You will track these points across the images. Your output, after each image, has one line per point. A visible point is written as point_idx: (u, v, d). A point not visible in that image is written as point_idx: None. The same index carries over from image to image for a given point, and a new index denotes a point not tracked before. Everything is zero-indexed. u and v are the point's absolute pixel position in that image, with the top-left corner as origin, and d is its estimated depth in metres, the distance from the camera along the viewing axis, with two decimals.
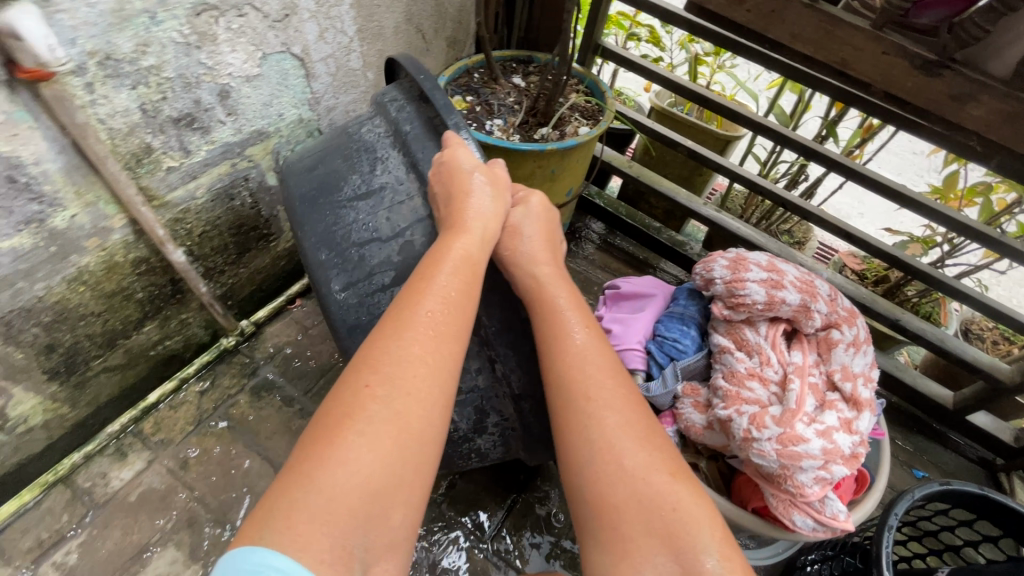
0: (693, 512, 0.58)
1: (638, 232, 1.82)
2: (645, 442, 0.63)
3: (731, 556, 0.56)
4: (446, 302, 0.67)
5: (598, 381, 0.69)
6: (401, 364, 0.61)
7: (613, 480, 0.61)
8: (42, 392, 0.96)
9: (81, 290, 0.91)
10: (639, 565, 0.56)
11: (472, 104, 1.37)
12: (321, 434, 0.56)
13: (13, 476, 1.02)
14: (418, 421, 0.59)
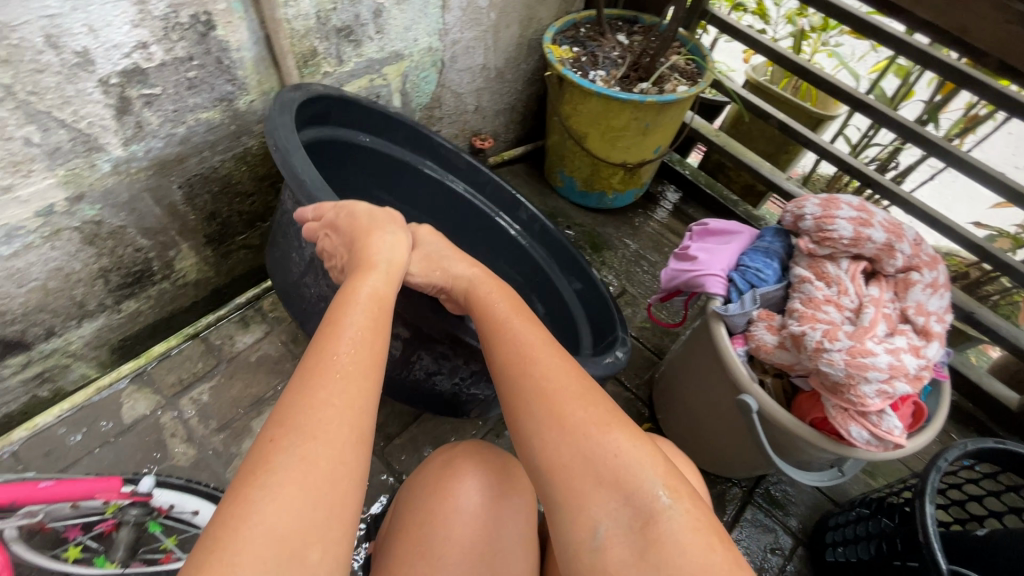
0: (636, 457, 0.59)
1: (715, 203, 1.86)
2: (583, 403, 0.63)
3: (674, 486, 0.58)
4: (349, 338, 0.59)
5: (527, 354, 0.69)
6: (309, 405, 0.51)
7: (558, 444, 0.61)
8: (200, 253, 1.14)
9: (243, 169, 1.07)
10: (596, 511, 0.57)
11: (579, 54, 1.45)
12: (224, 513, 0.44)
13: (166, 322, 1.20)
14: (329, 455, 0.49)
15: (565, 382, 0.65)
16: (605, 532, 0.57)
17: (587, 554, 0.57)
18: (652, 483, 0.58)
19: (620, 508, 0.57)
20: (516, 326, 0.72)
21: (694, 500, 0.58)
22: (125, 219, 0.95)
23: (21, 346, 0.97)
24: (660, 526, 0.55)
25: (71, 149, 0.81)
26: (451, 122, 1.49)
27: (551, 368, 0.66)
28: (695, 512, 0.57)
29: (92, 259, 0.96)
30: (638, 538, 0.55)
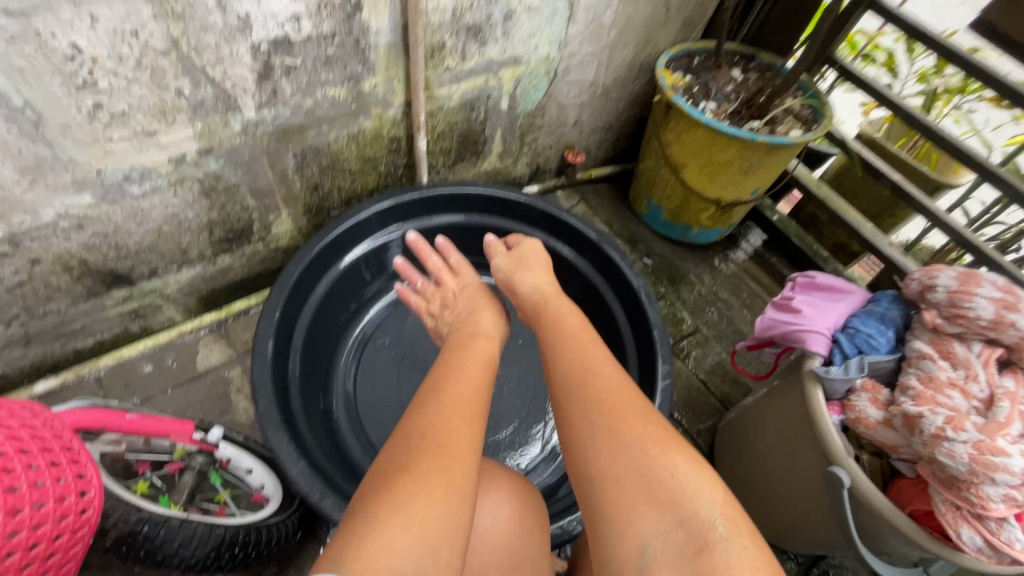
0: (695, 483, 0.63)
1: (803, 255, 1.78)
2: (640, 421, 0.70)
3: (733, 517, 0.61)
4: (464, 388, 0.77)
5: (581, 371, 0.79)
6: (438, 429, 0.67)
7: (612, 458, 0.67)
8: (296, 221, 1.17)
9: (352, 147, 1.10)
10: (643, 530, 0.62)
11: (692, 84, 1.41)
12: (379, 506, 0.58)
13: (250, 282, 1.24)
14: (460, 472, 0.64)
15: (619, 399, 0.73)
16: (652, 552, 0.60)
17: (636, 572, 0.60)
18: (711, 508, 0.61)
19: (673, 530, 0.61)
20: (564, 351, 0.84)
21: (754, 537, 0.61)
22: (240, 179, 0.99)
23: (127, 281, 1.03)
24: (716, 553, 0.58)
25: (211, 105, 0.85)
26: (549, 132, 1.49)
27: (605, 384, 0.76)
28: (756, 550, 0.59)
29: (204, 211, 1.01)
30: (688, 563, 0.58)
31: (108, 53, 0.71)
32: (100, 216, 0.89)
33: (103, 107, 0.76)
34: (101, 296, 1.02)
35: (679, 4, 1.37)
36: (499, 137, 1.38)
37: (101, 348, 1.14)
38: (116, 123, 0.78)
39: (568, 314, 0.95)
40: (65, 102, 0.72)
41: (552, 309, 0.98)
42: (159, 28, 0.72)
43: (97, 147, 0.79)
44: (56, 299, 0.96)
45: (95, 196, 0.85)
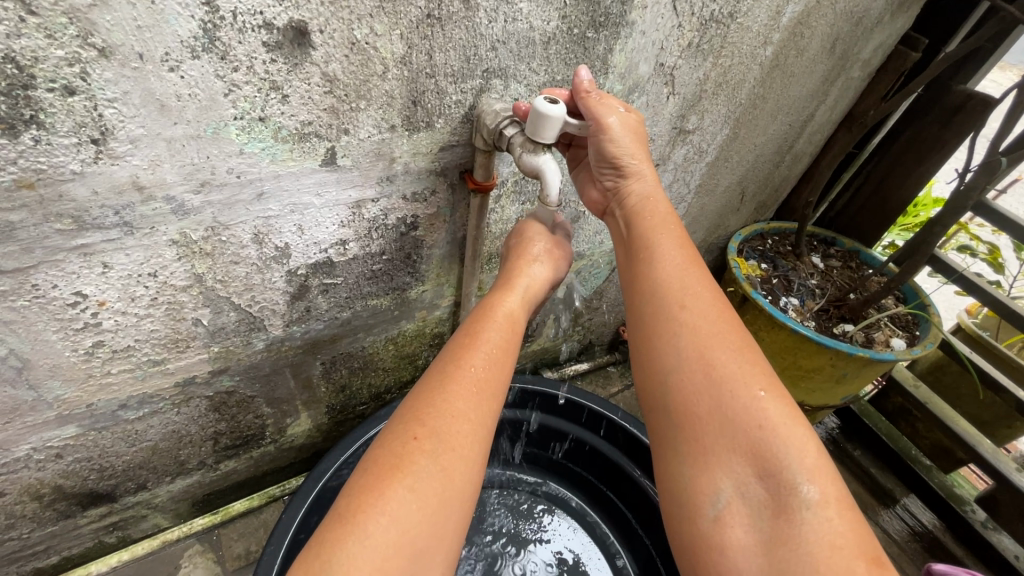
0: (788, 433, 0.53)
1: (898, 459, 1.50)
2: (736, 350, 0.58)
3: (825, 485, 0.51)
4: (486, 350, 0.61)
5: (676, 276, 0.63)
6: (447, 414, 0.54)
7: (699, 395, 0.56)
8: (316, 421, 1.02)
9: (389, 347, 0.97)
10: (719, 479, 0.54)
11: (770, 274, 1.28)
12: (364, 515, 0.46)
13: (256, 480, 1.07)
14: (461, 472, 0.52)
15: (720, 321, 0.60)
16: (726, 506, 0.53)
17: (704, 522, 0.54)
18: (798, 467, 0.52)
19: (752, 484, 0.53)
20: (661, 233, 0.67)
21: (844, 503, 0.51)
22: (256, 390, 0.86)
23: (108, 497, 0.87)
24: (796, 525, 0.50)
25: (233, 329, 0.74)
26: (606, 312, 1.36)
27: (700, 298, 0.61)
28: (845, 525, 0.49)
29: (211, 423, 0.87)
30: (766, 526, 0.51)
31: (118, 296, 0.61)
32: (85, 443, 0.75)
33: (103, 345, 0.64)
34: (74, 515, 0.86)
35: (754, 191, 1.27)
36: (552, 320, 1.24)
37: (66, 561, 0.96)
38: (118, 357, 0.67)
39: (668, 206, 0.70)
40: (58, 346, 0.61)
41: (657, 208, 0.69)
42: (182, 267, 0.62)
43: (90, 383, 0.67)
44: (18, 526, 0.81)
45: (81, 425, 0.72)
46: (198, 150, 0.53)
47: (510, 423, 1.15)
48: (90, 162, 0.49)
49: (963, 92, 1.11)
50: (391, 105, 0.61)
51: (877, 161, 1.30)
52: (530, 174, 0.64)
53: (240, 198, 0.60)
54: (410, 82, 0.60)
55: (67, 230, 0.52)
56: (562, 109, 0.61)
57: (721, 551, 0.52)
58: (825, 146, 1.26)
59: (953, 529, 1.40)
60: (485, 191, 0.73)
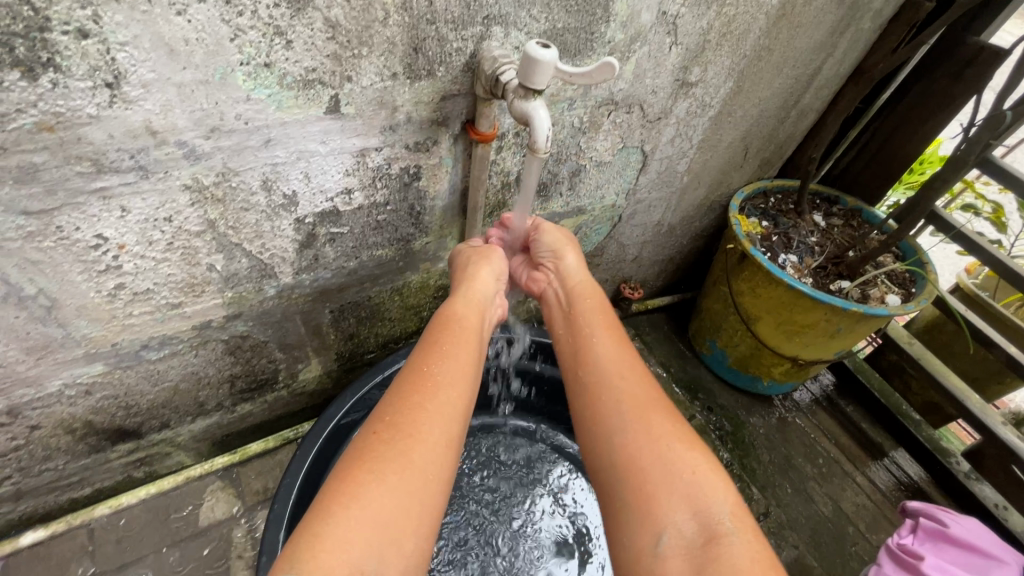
0: (712, 482, 0.59)
1: (888, 414, 1.54)
2: (665, 417, 0.65)
3: (743, 520, 0.56)
4: (441, 355, 0.67)
5: (611, 353, 0.74)
6: (408, 411, 0.59)
7: (636, 445, 0.62)
8: (326, 368, 1.07)
9: (395, 298, 1.01)
10: (661, 515, 0.57)
11: (770, 231, 1.29)
12: (334, 499, 0.51)
13: (271, 423, 1.14)
14: (421, 456, 0.56)
15: (650, 393, 0.68)
16: (666, 543, 0.55)
17: (647, 560, 0.55)
18: (723, 507, 0.57)
19: (687, 520, 0.56)
20: (595, 336, 0.76)
21: (762, 540, 0.55)
22: (269, 336, 0.91)
23: (135, 434, 0.93)
24: (725, 549, 0.53)
25: (245, 276, 0.78)
26: (607, 269, 1.38)
27: (634, 373, 0.71)
28: (764, 551, 0.53)
29: (227, 366, 0.92)
30: (701, 554, 0.53)
31: (136, 240, 0.64)
32: (112, 380, 0.80)
33: (125, 287, 0.68)
34: (105, 450, 0.92)
35: (758, 148, 1.27)
36: None
37: (99, 493, 1.03)
38: (139, 300, 0.71)
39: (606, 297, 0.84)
40: (82, 287, 0.65)
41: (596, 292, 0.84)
42: (196, 213, 0.65)
43: (114, 324, 0.72)
44: (54, 458, 0.87)
45: (108, 364, 0.77)
46: (207, 95, 0.55)
47: (513, 373, 1.19)
48: (106, 107, 0.51)
49: (976, 45, 1.09)
50: (393, 52, 0.62)
51: (884, 117, 1.29)
52: (521, 120, 0.65)
53: (248, 145, 0.62)
54: (410, 29, 0.61)
55: (87, 173, 0.55)
56: (555, 54, 0.60)
57: None
58: (832, 102, 1.24)
59: (937, 481, 1.46)
60: (486, 142, 0.75)
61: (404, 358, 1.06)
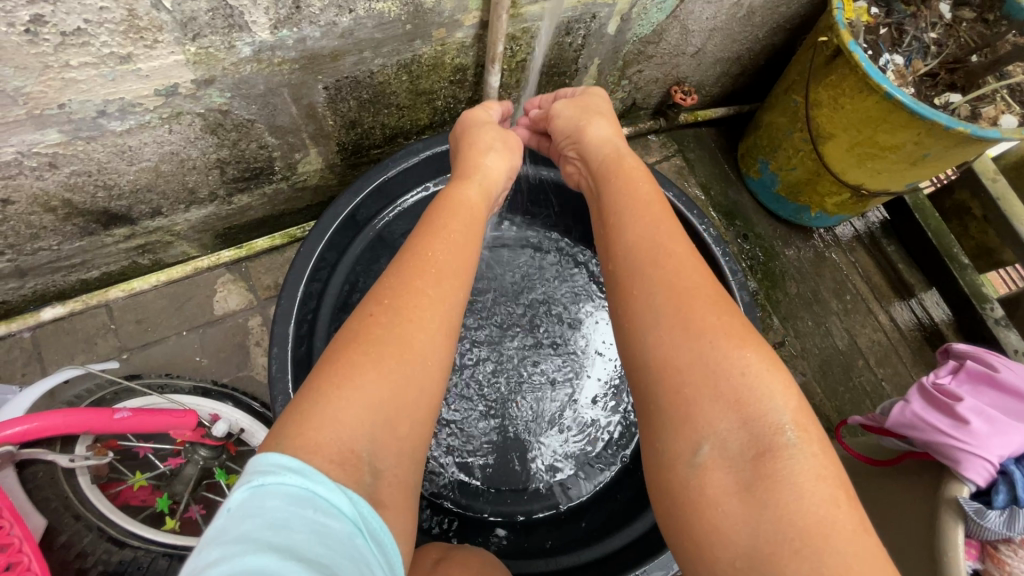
0: (767, 380, 0.51)
1: (934, 256, 1.44)
2: (714, 309, 0.56)
3: (806, 424, 0.49)
4: (447, 240, 0.65)
5: (651, 236, 0.64)
6: (406, 296, 0.57)
7: (674, 342, 0.54)
8: (329, 160, 0.94)
9: (402, 79, 0.83)
10: (702, 422, 0.50)
11: (879, 22, 1.01)
12: (326, 381, 0.50)
13: (274, 219, 1.06)
14: (423, 343, 0.55)
15: (697, 281, 0.59)
16: (707, 454, 0.49)
17: (683, 470, 0.50)
18: (781, 412, 0.49)
19: (733, 429, 0.49)
20: (630, 216, 0.67)
21: (826, 448, 0.49)
22: (255, 114, 0.76)
23: (126, 219, 0.86)
24: (780, 463, 0.46)
25: (207, 23, 0.60)
26: (659, 64, 1.14)
27: (675, 258, 0.61)
28: (827, 463, 0.47)
29: (211, 149, 0.79)
30: (748, 468, 0.47)
31: None
32: (77, 153, 0.69)
33: (45, 22, 0.52)
34: (99, 234, 0.86)
35: None
36: (595, 67, 1.05)
37: (109, 277, 1.02)
38: (71, 44, 0.55)
39: (642, 172, 0.74)
40: None
41: (628, 167, 0.76)
42: None
43: (50, 77, 0.58)
44: (44, 237, 0.82)
45: (63, 132, 0.65)
46: None
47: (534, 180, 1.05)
48: None
49: None
50: None
51: None
52: None
53: None
54: None
55: None
56: None
57: (704, 501, 0.48)
58: None
59: (961, 325, 1.42)
60: None
61: (407, 157, 0.93)
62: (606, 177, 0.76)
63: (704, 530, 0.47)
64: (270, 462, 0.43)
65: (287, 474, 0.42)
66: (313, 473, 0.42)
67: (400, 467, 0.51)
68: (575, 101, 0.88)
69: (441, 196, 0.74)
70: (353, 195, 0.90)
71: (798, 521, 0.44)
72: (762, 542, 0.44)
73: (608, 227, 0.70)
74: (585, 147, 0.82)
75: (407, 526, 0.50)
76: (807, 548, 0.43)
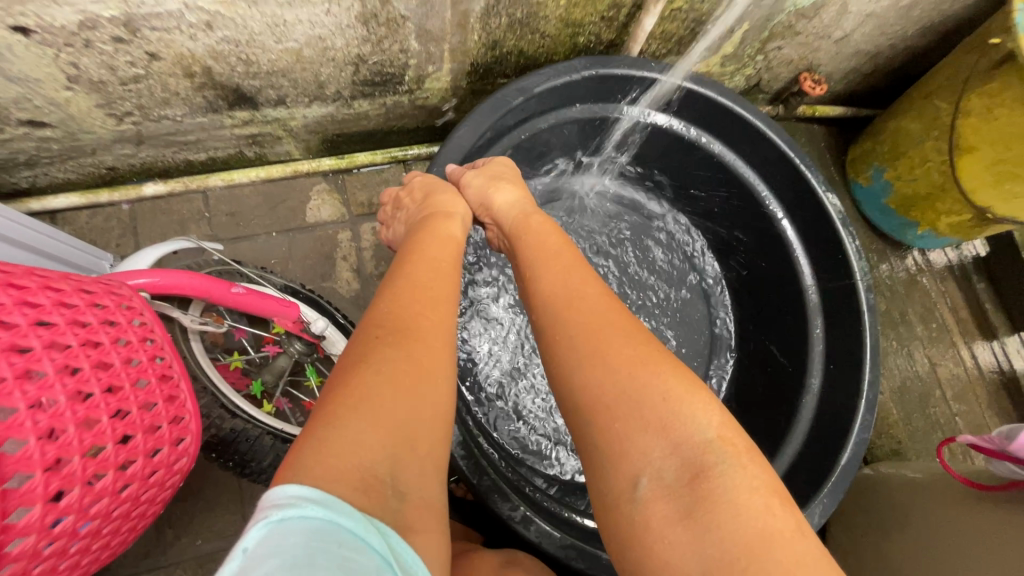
0: (688, 400, 0.50)
1: None
2: (630, 342, 0.55)
3: (731, 438, 0.49)
4: (430, 271, 0.63)
5: (563, 282, 0.64)
6: (406, 318, 0.54)
7: (599, 383, 0.53)
8: (456, 80, 0.91)
9: (560, 3, 0.79)
10: (636, 456, 0.49)
11: None
12: (336, 403, 0.46)
13: (381, 135, 1.04)
14: (430, 360, 0.52)
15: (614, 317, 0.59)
16: (647, 486, 0.48)
17: (626, 515, 0.48)
18: (705, 428, 0.49)
19: (665, 455, 0.48)
20: (546, 270, 0.66)
21: (756, 457, 0.49)
22: (411, 10, 0.73)
23: (250, 102, 0.84)
24: (713, 482, 0.46)
25: None
26: (800, 44, 1.08)
27: (590, 302, 0.60)
28: (758, 472, 0.47)
29: (355, 42, 0.76)
30: (689, 493, 0.46)
31: None
32: (235, 17, 0.67)
33: None
34: (221, 113, 0.85)
35: None
36: (741, 32, 0.99)
37: (213, 164, 1.00)
38: None
39: (554, 227, 0.74)
40: None
41: (536, 226, 0.75)
42: None
43: None
44: (172, 105, 0.80)
45: None
46: None
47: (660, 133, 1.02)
48: None
49: None
50: None
51: None
52: None
53: None
54: None
55: None
56: None
57: (650, 538, 0.46)
58: None
59: None
60: None
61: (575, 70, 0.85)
62: (519, 236, 0.74)
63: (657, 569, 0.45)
64: (289, 495, 0.37)
65: (310, 506, 0.36)
66: (337, 504, 0.37)
67: (424, 487, 0.46)
68: (482, 169, 0.83)
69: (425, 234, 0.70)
70: (513, 95, 0.84)
71: (745, 539, 0.43)
72: (712, 564, 0.43)
73: (526, 282, 0.69)
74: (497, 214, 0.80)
75: (439, 546, 0.44)
76: (752, 564, 0.42)
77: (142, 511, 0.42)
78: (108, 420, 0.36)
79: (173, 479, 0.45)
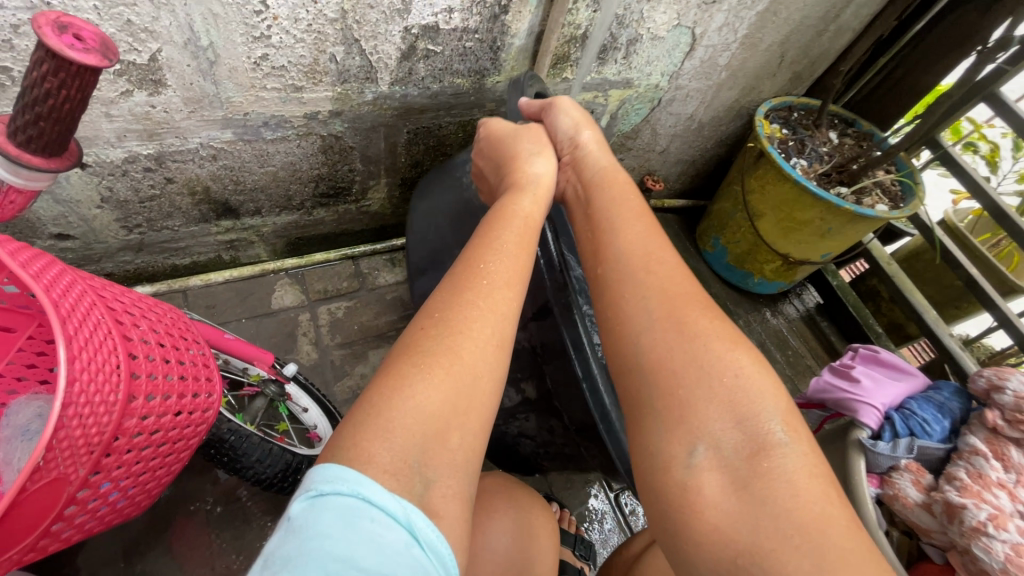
0: (759, 384, 0.60)
1: (857, 328, 1.73)
2: (706, 315, 0.66)
3: (795, 428, 0.57)
4: (501, 250, 0.73)
5: (637, 245, 0.74)
6: (472, 314, 0.64)
7: (667, 345, 0.64)
8: (390, 191, 1.25)
9: (459, 134, 1.17)
10: (699, 426, 0.58)
11: (789, 138, 1.45)
12: (384, 387, 0.57)
13: (333, 237, 1.33)
14: (473, 354, 0.62)
15: (683, 291, 0.69)
16: (702, 456, 0.57)
17: (677, 477, 0.57)
18: (774, 415, 0.57)
19: (728, 429, 0.57)
20: (623, 236, 0.76)
21: (815, 450, 0.56)
22: (356, 143, 1.08)
23: (233, 213, 1.12)
24: (772, 459, 0.54)
25: (354, 74, 0.93)
26: (635, 155, 1.54)
27: (663, 268, 0.71)
28: (818, 461, 0.55)
29: (316, 165, 1.09)
30: (744, 466, 0.55)
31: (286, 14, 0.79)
32: (234, 151, 0.98)
33: (268, 59, 0.84)
34: (209, 223, 1.12)
35: (793, 58, 1.39)
36: None
37: (193, 267, 1.24)
38: (273, 74, 0.87)
39: (629, 190, 0.84)
40: (239, 49, 0.81)
41: (618, 182, 0.85)
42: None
43: (251, 93, 0.88)
44: (173, 218, 1.06)
45: (234, 134, 0.94)
46: None
47: None
48: None
49: None
50: None
51: (913, 47, 1.42)
52: None
53: None
54: None
55: None
56: None
57: (702, 503, 0.55)
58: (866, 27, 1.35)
59: None
60: None
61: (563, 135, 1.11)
62: (599, 189, 0.84)
63: (702, 526, 0.54)
64: (328, 477, 0.48)
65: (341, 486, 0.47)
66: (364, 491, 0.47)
67: (454, 476, 0.55)
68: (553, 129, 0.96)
69: (499, 206, 0.80)
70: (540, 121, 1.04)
71: (797, 515, 0.50)
72: (762, 536, 0.50)
73: (597, 236, 0.79)
74: (584, 152, 0.90)
75: (460, 536, 0.53)
76: (802, 538, 0.49)
77: (185, 442, 0.64)
78: (171, 364, 0.60)
79: (204, 425, 0.67)
